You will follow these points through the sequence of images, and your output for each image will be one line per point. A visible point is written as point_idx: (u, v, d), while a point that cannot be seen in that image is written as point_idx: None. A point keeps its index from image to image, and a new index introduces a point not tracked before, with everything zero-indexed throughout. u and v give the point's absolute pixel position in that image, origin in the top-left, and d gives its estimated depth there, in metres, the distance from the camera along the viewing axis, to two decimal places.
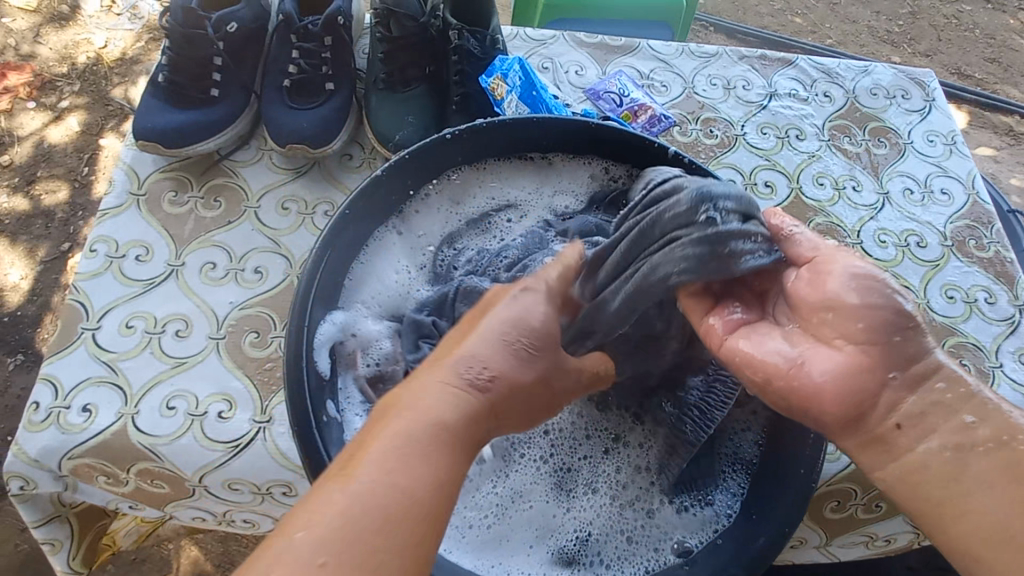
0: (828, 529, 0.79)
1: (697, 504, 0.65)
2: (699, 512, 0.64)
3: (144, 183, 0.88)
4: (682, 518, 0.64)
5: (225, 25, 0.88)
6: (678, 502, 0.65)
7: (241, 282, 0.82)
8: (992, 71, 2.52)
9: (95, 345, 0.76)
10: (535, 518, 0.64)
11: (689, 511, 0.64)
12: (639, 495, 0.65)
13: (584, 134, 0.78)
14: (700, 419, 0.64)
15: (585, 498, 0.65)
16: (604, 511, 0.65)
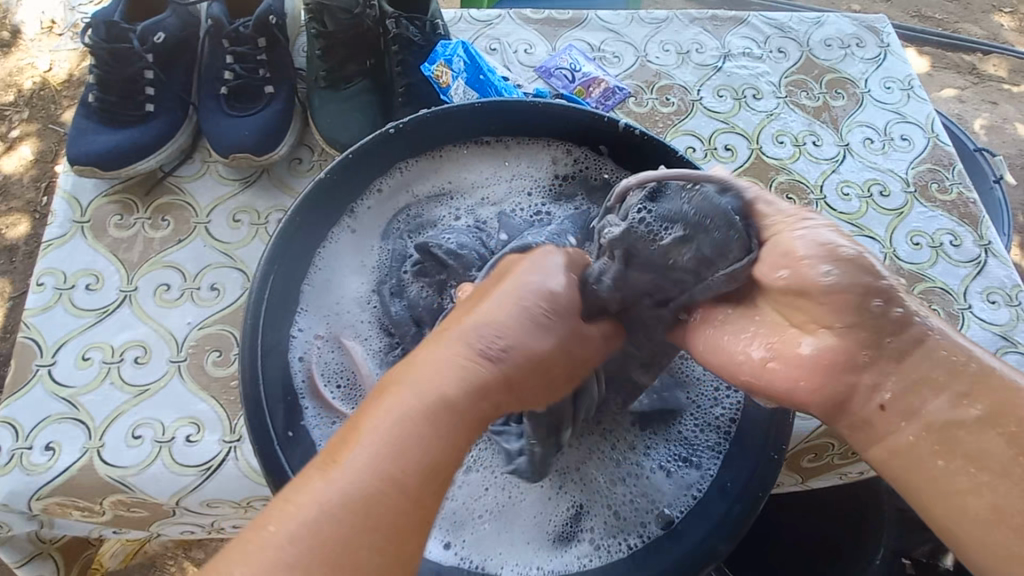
0: (804, 473, 0.85)
1: (682, 466, 0.64)
2: (684, 474, 0.63)
3: (87, 209, 0.84)
4: (670, 480, 0.63)
5: (152, 36, 0.84)
6: (666, 466, 0.64)
7: (197, 300, 0.80)
8: (952, 11, 2.51)
9: (53, 382, 0.74)
10: (526, 504, 0.62)
11: (675, 473, 0.63)
12: (630, 463, 0.64)
13: (537, 116, 0.76)
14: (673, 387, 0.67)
15: (575, 474, 0.64)
16: (595, 486, 0.63)
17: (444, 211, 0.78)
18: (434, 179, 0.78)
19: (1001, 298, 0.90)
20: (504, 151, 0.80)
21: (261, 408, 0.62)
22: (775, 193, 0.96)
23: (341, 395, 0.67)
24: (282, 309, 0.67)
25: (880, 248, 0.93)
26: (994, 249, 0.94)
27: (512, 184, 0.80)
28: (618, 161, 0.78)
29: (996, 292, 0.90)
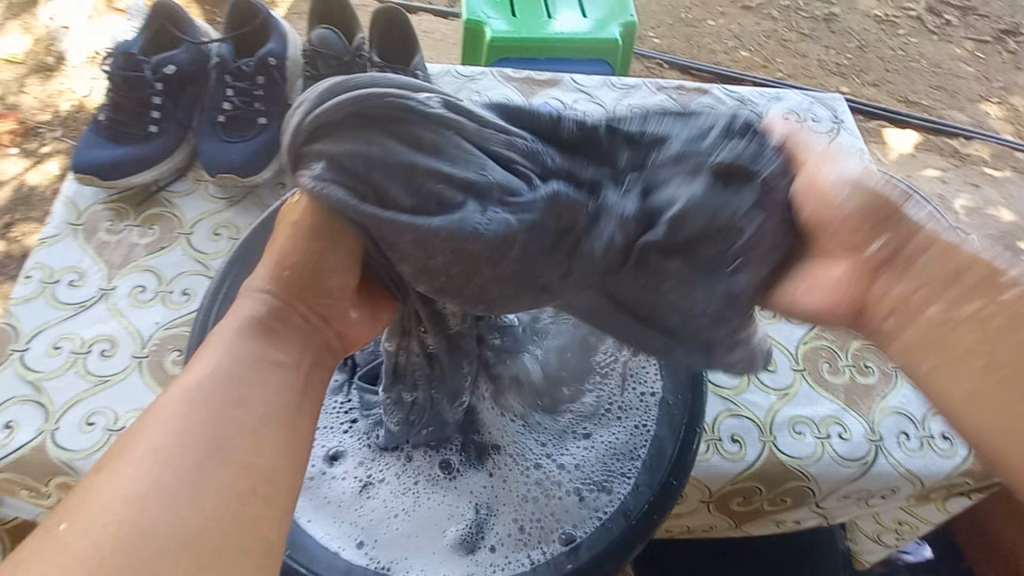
0: (737, 518, 0.86)
1: (595, 491, 0.67)
2: (595, 498, 0.66)
3: (84, 214, 0.93)
4: (574, 503, 0.67)
5: (163, 68, 0.95)
6: (581, 489, 0.67)
7: (168, 303, 0.86)
8: (938, 98, 2.65)
9: (22, 366, 0.79)
10: (444, 512, 0.67)
11: (587, 497, 0.67)
12: (542, 485, 0.69)
13: None
14: (603, 420, 0.72)
15: (494, 488, 0.69)
16: (512, 500, 0.68)
17: None
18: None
19: None
20: None
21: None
22: None
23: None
24: (234, 313, 0.73)
25: None
26: None
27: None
28: None
29: None
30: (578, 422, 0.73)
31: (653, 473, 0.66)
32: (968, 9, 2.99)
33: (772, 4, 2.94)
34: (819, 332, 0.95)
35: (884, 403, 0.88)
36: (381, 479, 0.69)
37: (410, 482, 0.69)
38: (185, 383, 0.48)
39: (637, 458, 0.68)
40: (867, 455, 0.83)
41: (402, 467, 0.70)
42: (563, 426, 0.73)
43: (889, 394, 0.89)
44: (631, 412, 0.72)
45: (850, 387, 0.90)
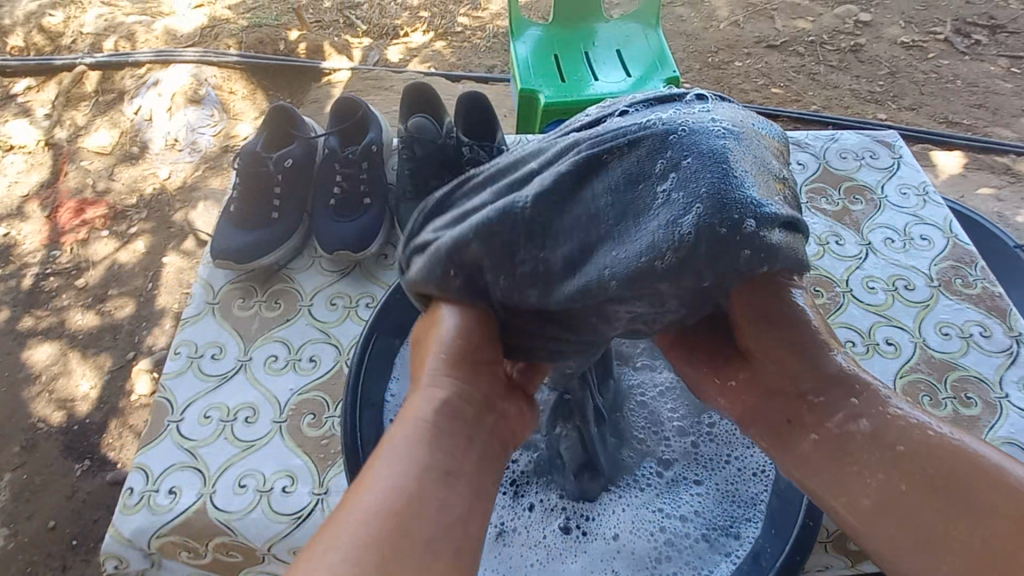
0: (855, 556, 0.86)
1: (721, 535, 0.71)
2: (722, 543, 0.71)
3: (218, 293, 1.04)
4: (697, 542, 0.71)
5: (283, 161, 1.08)
6: (706, 534, 0.72)
7: (298, 369, 0.95)
8: (979, 117, 2.65)
9: (179, 435, 0.88)
10: (576, 559, 0.72)
11: (714, 542, 0.71)
12: (664, 526, 0.73)
13: None
14: (718, 466, 0.77)
15: (621, 534, 0.73)
16: (641, 546, 0.72)
17: None
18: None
19: None
20: None
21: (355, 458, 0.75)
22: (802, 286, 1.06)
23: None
24: (375, 375, 0.82)
25: (909, 337, 0.99)
26: None
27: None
28: None
29: None
30: (693, 467, 0.77)
31: (778, 515, 0.71)
32: (997, 27, 3.01)
33: (796, 41, 3.04)
34: (914, 365, 0.96)
35: (993, 434, 0.88)
36: (513, 528, 0.74)
37: (541, 531, 0.74)
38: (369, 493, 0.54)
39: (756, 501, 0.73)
40: None
41: (532, 517, 0.75)
42: (680, 472, 0.77)
43: (997, 425, 0.89)
44: (744, 458, 0.77)
45: (956, 420, 0.90)
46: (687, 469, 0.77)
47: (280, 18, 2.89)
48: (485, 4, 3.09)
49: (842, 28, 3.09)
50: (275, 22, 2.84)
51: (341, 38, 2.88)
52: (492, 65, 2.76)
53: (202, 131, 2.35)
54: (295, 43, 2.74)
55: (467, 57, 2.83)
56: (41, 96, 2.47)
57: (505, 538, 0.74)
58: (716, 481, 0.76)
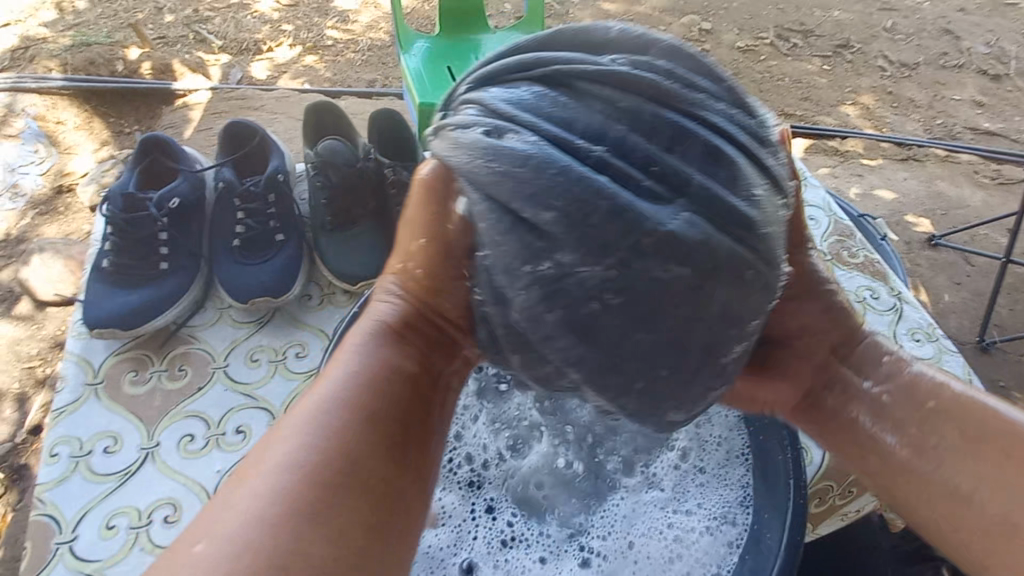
0: (814, 519, 0.94)
1: (721, 524, 0.70)
2: (723, 532, 0.69)
3: (100, 370, 0.85)
4: (703, 534, 0.70)
5: (167, 202, 0.91)
6: (706, 526, 0.70)
7: (224, 445, 0.80)
8: (808, 108, 3.10)
9: (76, 558, 0.70)
10: None
11: (715, 532, 0.70)
12: (668, 526, 0.71)
13: None
14: (703, 456, 0.76)
15: (628, 551, 0.71)
16: (651, 558, 0.69)
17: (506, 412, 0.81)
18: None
19: (923, 336, 1.08)
20: None
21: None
22: None
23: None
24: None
25: None
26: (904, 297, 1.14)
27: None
28: None
29: (918, 331, 1.08)
30: (679, 464, 0.76)
31: (771, 491, 0.69)
32: (807, 31, 3.54)
33: None
34: None
35: None
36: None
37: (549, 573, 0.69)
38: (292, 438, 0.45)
39: (745, 476, 0.73)
40: None
41: (536, 560, 0.70)
42: (666, 472, 0.76)
43: None
44: (726, 442, 0.76)
45: None
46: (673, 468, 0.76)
47: (112, 36, 2.50)
48: (354, 16, 2.95)
49: (690, 35, 3.43)
50: (106, 40, 2.46)
51: (193, 56, 2.57)
52: (371, 79, 2.64)
53: (25, 170, 1.97)
54: (136, 63, 2.39)
55: (343, 71, 2.67)
56: None
57: None
58: (704, 471, 0.75)
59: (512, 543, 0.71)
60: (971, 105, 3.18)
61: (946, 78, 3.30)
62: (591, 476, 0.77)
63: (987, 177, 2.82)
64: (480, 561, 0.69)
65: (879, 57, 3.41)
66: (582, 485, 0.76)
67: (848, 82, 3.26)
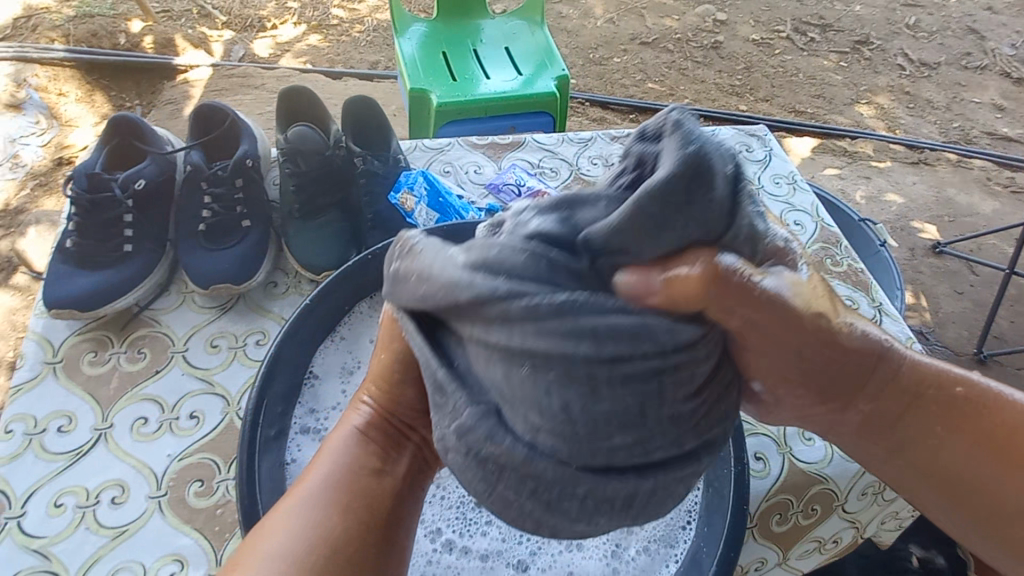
0: (780, 542, 0.90)
1: (662, 540, 0.70)
2: (665, 548, 0.70)
3: (60, 350, 0.86)
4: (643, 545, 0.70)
5: (133, 183, 0.91)
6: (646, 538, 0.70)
7: (176, 431, 0.80)
8: (820, 105, 3.02)
9: (22, 534, 0.71)
10: None
11: (655, 545, 0.70)
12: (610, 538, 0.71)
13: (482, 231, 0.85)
14: None
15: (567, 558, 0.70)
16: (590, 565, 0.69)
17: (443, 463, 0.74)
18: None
19: None
20: None
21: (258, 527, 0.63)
22: None
23: None
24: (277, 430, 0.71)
25: None
26: (885, 309, 1.11)
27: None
28: None
29: None
30: None
31: (717, 508, 0.71)
32: (826, 26, 3.44)
33: (666, 38, 3.25)
34: None
35: None
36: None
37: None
38: (304, 488, 0.54)
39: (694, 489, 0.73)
40: None
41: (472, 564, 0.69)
42: None
43: None
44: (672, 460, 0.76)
45: None
46: None
47: (116, 8, 2.49)
48: None
49: (703, 26, 3.35)
50: (110, 11, 2.44)
51: (196, 31, 2.55)
52: (375, 60, 2.61)
53: (25, 141, 1.95)
54: (139, 37, 2.38)
55: (345, 52, 2.64)
56: None
57: None
58: None
59: (450, 544, 0.70)
60: (991, 109, 3.08)
61: (966, 80, 3.20)
62: None
63: (1000, 185, 2.73)
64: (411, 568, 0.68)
65: (898, 55, 3.30)
66: None
67: (864, 80, 3.16)
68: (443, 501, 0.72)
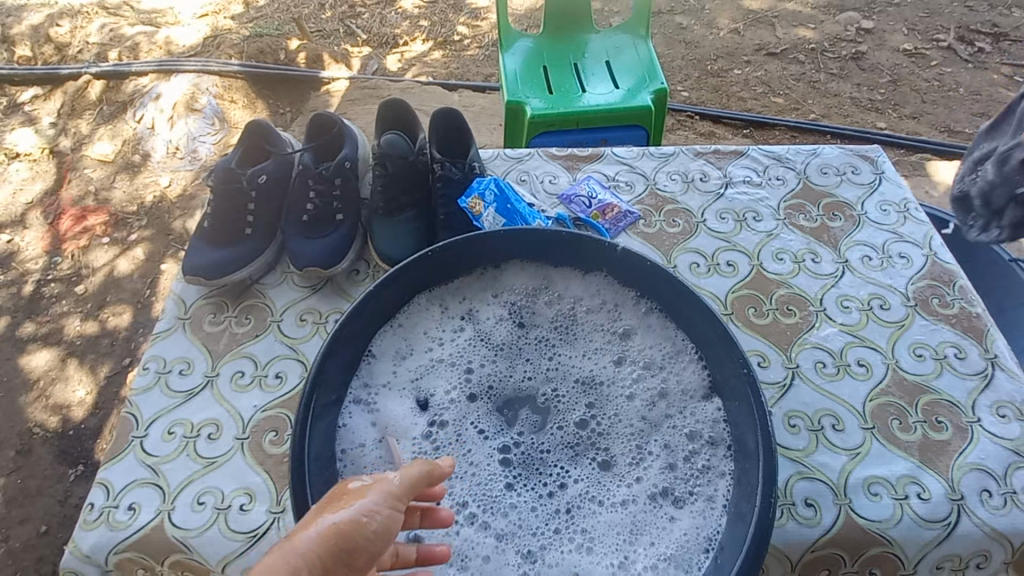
0: None
1: (674, 560, 0.69)
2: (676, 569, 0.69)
3: (190, 308, 1.06)
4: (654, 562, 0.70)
5: (257, 177, 1.09)
6: (657, 555, 0.70)
7: (264, 386, 0.95)
8: (982, 126, 2.61)
9: (142, 451, 0.89)
10: None
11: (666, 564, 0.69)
12: (621, 549, 0.71)
13: (536, 238, 0.90)
14: (669, 488, 0.75)
15: (574, 556, 0.71)
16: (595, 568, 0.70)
17: (471, 444, 0.81)
18: (470, 298, 0.93)
19: (1012, 412, 0.90)
20: (500, 275, 0.94)
21: (302, 468, 0.70)
22: (776, 305, 1.05)
23: (376, 465, 0.77)
24: (331, 392, 0.79)
25: (882, 358, 0.97)
26: (1001, 361, 0.96)
27: (536, 306, 0.92)
28: (618, 283, 0.90)
29: (1005, 405, 0.91)
30: (642, 485, 0.76)
31: (735, 539, 0.68)
32: (1000, 35, 2.97)
33: (796, 49, 3.01)
34: (884, 387, 0.94)
35: (961, 460, 0.86)
36: (465, 559, 0.71)
37: (493, 560, 0.71)
38: None
39: (715, 518, 0.71)
40: (949, 516, 0.81)
41: (482, 545, 0.72)
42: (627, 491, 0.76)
43: (966, 450, 0.87)
44: (695, 483, 0.75)
45: (925, 444, 0.88)
46: (632, 487, 0.76)
47: (281, 29, 2.91)
48: (486, 14, 3.11)
49: (844, 36, 3.06)
50: (276, 32, 2.87)
51: (340, 48, 2.90)
52: (489, 74, 2.77)
53: (202, 139, 2.31)
54: (296, 53, 2.75)
55: (464, 66, 2.83)
56: (48, 107, 2.44)
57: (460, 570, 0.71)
58: (672, 502, 0.74)
59: (466, 522, 0.74)
60: None
61: None
62: (546, 468, 0.78)
63: None
64: (426, 537, 0.73)
65: None
66: (544, 469, 0.78)
67: None
68: (465, 480, 0.77)
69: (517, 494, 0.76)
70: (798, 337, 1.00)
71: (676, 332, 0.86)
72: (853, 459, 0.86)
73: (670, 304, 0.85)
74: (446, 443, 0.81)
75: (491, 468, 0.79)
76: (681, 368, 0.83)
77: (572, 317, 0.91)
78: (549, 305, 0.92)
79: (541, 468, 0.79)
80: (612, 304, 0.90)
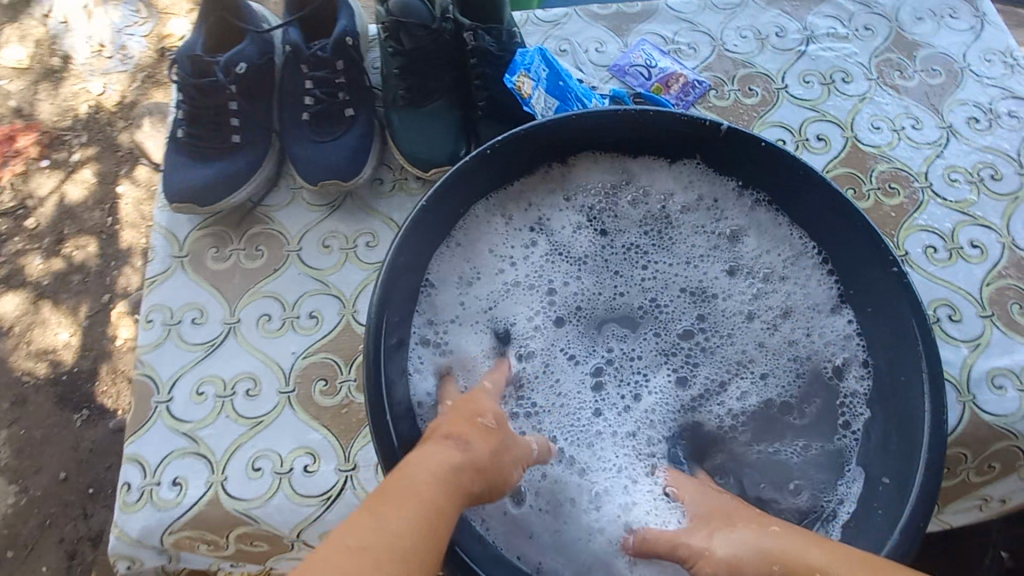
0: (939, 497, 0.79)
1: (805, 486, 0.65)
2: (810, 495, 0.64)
3: (185, 244, 0.87)
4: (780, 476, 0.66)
5: (235, 67, 0.84)
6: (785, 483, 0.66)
7: (299, 329, 0.81)
8: None
9: (172, 418, 0.76)
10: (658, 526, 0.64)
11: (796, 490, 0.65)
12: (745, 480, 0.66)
13: (620, 122, 0.70)
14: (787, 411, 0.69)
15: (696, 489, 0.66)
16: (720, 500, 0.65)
17: (566, 379, 0.70)
18: (538, 203, 0.76)
19: None
20: (570, 172, 0.76)
21: (386, 426, 0.58)
22: (876, 184, 0.91)
23: None
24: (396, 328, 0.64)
25: (997, 238, 0.87)
26: None
27: (616, 209, 0.77)
28: (715, 172, 0.74)
29: None
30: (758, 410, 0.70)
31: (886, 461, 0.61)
32: None
33: None
34: (1002, 270, 0.84)
35: None
36: (581, 504, 0.64)
37: (612, 504, 0.64)
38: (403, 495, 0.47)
39: (845, 435, 0.66)
40: None
41: (598, 489, 0.65)
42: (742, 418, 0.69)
43: None
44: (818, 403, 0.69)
45: None
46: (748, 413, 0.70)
47: None
48: None
49: None
50: None
51: None
52: None
53: (131, 32, 1.87)
54: None
55: None
56: None
57: (578, 516, 0.64)
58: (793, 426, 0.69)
59: (576, 467, 0.66)
60: None
61: None
62: (653, 398, 0.69)
63: None
64: (535, 487, 0.65)
65: None
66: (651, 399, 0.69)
67: None
68: (566, 420, 0.68)
69: (626, 430, 0.68)
70: (902, 220, 0.88)
71: (794, 228, 0.72)
72: (974, 349, 0.80)
73: (786, 197, 0.70)
74: (536, 379, 0.70)
75: (593, 403, 0.69)
76: (801, 275, 0.72)
77: (662, 221, 0.76)
78: (635, 206, 0.77)
79: (648, 398, 0.69)
80: (709, 199, 0.75)
